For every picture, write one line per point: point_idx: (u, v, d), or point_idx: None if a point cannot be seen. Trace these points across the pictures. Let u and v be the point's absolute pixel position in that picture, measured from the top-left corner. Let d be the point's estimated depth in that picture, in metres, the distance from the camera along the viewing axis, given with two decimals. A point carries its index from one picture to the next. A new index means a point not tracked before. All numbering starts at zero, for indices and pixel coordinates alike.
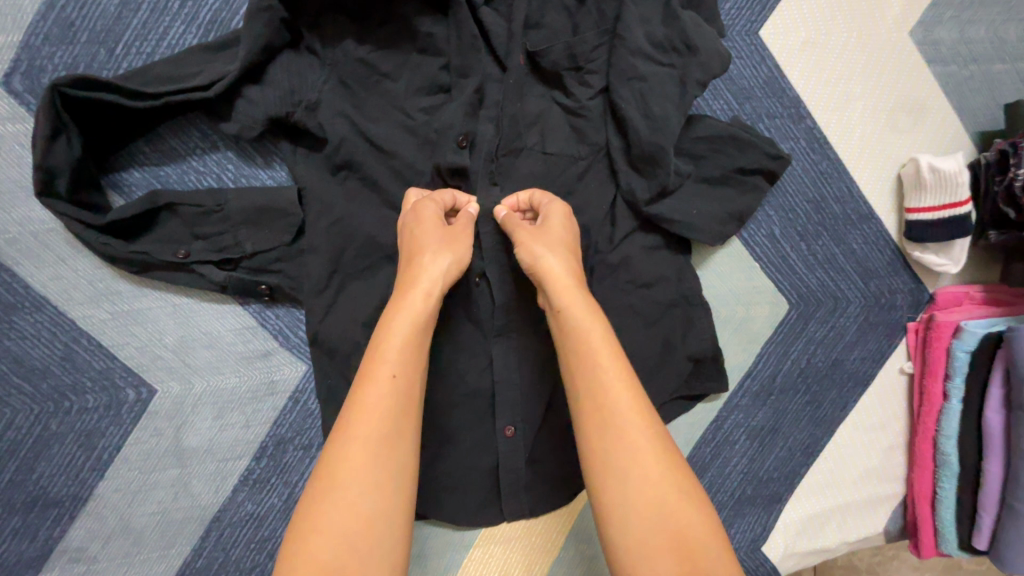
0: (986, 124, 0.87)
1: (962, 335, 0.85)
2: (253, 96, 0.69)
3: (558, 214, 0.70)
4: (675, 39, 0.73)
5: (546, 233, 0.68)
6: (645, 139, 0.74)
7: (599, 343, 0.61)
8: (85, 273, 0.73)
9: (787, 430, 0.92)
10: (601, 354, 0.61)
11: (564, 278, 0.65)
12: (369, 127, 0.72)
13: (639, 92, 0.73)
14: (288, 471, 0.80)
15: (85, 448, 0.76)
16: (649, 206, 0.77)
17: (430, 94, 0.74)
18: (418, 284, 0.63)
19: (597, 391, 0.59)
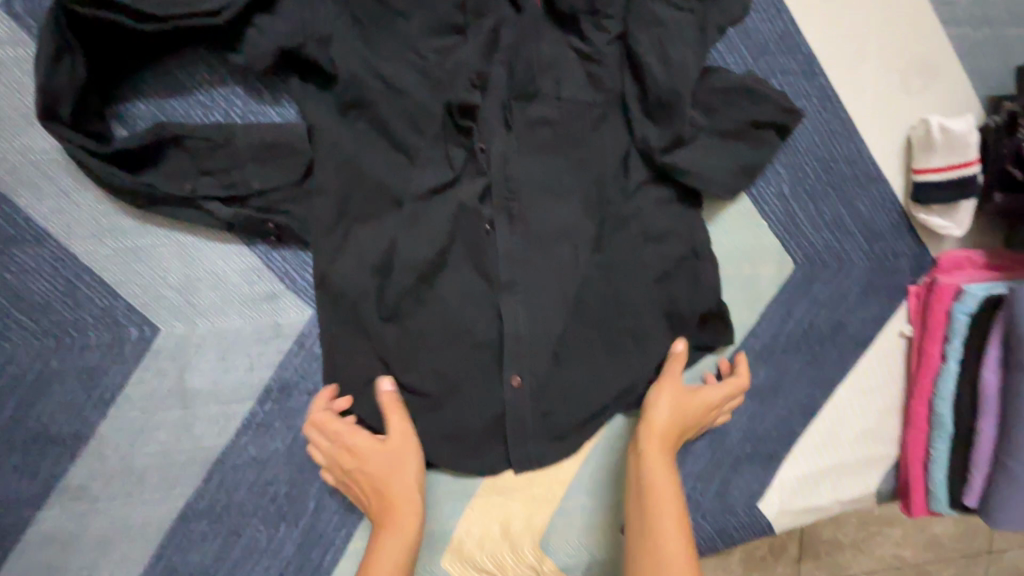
0: (997, 88, 0.87)
1: (962, 298, 0.86)
2: (264, 28, 0.68)
3: (716, 391, 0.85)
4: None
5: (700, 398, 0.83)
6: (663, 85, 0.74)
7: (660, 463, 0.77)
8: (88, 207, 0.71)
9: (788, 391, 0.93)
10: (660, 477, 0.76)
11: (665, 427, 0.79)
12: (382, 66, 0.71)
13: (656, 38, 0.73)
14: (293, 415, 0.80)
15: (87, 386, 0.75)
16: (664, 155, 0.77)
17: (443, 34, 0.72)
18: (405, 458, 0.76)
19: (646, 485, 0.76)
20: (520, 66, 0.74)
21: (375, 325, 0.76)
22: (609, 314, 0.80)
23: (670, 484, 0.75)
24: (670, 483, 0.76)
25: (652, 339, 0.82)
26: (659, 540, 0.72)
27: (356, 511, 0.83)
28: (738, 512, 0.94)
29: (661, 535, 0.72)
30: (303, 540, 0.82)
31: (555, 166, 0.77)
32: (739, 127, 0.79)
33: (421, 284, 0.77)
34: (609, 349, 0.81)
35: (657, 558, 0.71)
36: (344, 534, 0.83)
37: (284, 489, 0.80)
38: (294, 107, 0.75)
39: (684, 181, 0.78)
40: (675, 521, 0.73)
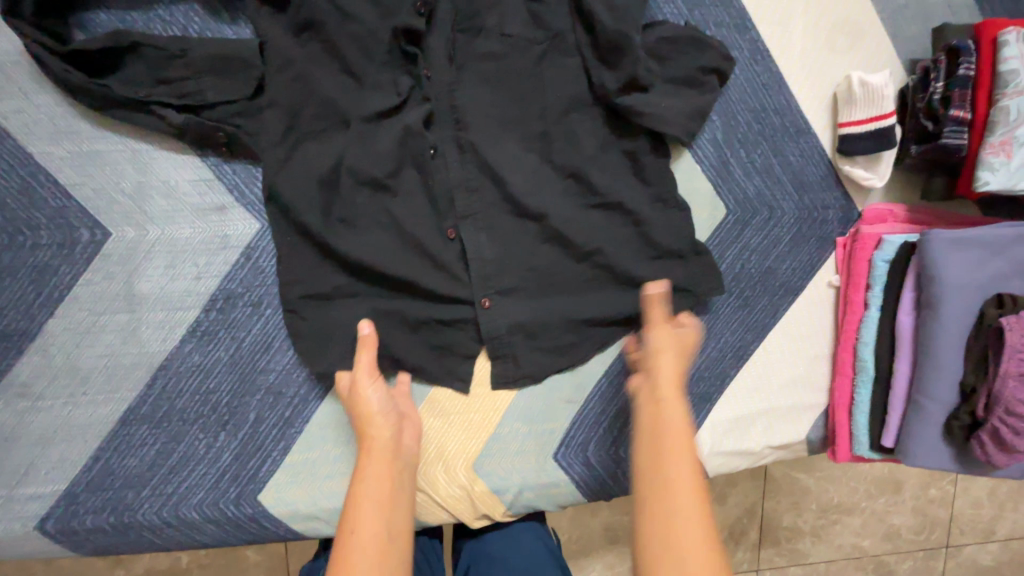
0: (918, 52, 0.93)
1: (882, 246, 0.91)
2: None
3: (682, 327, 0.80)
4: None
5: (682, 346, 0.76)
6: (609, 27, 0.77)
7: (678, 414, 0.69)
8: (46, 109, 0.75)
9: (720, 333, 0.97)
10: (680, 428, 0.68)
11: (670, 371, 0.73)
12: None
13: None
14: (236, 326, 0.83)
15: (37, 285, 0.78)
16: (619, 97, 0.79)
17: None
18: (370, 402, 0.76)
19: (662, 428, 0.68)
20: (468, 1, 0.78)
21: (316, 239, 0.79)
22: (544, 244, 0.84)
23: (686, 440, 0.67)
24: (686, 439, 0.67)
25: (584, 270, 0.85)
26: (675, 486, 0.63)
27: (295, 425, 0.85)
28: None
29: (674, 492, 0.63)
30: (240, 451, 0.84)
31: (497, 99, 0.80)
32: (676, 70, 0.83)
33: (365, 203, 0.80)
34: (543, 277, 0.84)
35: (664, 505, 0.62)
36: (281, 447, 0.85)
37: (226, 399, 0.83)
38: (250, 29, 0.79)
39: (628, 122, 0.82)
40: (693, 480, 0.64)
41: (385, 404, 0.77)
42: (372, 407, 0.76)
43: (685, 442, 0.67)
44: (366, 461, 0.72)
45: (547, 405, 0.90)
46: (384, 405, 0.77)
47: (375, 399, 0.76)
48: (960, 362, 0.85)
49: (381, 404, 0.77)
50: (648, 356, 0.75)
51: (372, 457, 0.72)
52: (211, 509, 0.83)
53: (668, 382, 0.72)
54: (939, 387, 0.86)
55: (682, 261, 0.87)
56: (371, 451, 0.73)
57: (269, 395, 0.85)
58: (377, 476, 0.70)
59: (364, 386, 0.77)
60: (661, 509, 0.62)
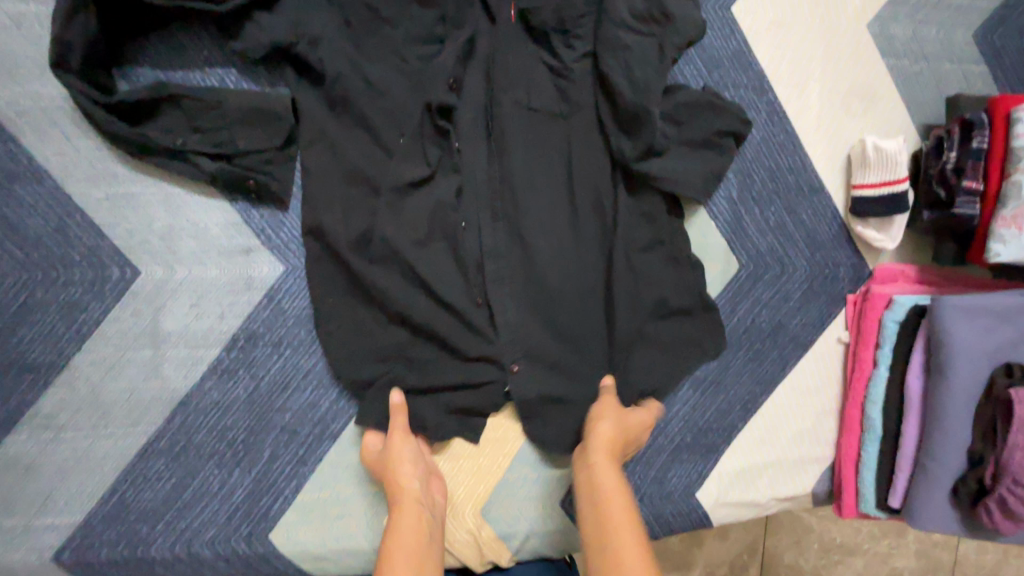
0: (931, 117, 0.94)
1: (893, 307, 0.92)
2: (260, 19, 0.75)
3: (639, 413, 0.87)
4: (654, 10, 0.79)
5: (625, 417, 0.84)
6: (630, 100, 0.79)
7: (616, 487, 0.74)
8: (84, 152, 0.78)
9: (729, 384, 0.98)
10: (618, 500, 0.72)
11: (610, 443, 0.79)
12: (367, 65, 0.79)
13: (623, 61, 0.79)
14: (256, 365, 0.85)
15: (67, 320, 0.80)
16: (637, 163, 0.83)
17: (426, 42, 0.81)
18: (409, 456, 0.80)
19: (601, 503, 0.73)
20: (496, 73, 0.82)
21: (340, 289, 0.83)
22: (558, 297, 0.86)
23: (626, 511, 0.71)
24: (626, 506, 0.72)
25: (597, 324, 0.88)
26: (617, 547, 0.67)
27: (308, 463, 0.87)
28: (675, 499, 0.98)
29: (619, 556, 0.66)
30: (253, 488, 0.85)
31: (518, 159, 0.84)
32: (693, 135, 0.86)
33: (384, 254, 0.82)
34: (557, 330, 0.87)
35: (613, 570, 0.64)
36: (294, 485, 0.86)
37: (242, 435, 0.85)
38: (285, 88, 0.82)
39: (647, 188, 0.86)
40: (637, 542, 0.67)
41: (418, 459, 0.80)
42: (410, 462, 0.79)
43: (626, 512, 0.71)
44: (398, 512, 0.74)
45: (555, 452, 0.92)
46: (419, 461, 0.81)
47: (410, 455, 0.80)
48: (969, 428, 0.86)
49: (417, 458, 0.80)
50: (586, 433, 0.83)
51: (406, 510, 0.74)
52: (223, 544, 0.84)
53: (604, 456, 0.78)
54: (947, 452, 0.86)
55: (692, 316, 0.92)
56: (403, 504, 0.75)
57: (284, 433, 0.86)
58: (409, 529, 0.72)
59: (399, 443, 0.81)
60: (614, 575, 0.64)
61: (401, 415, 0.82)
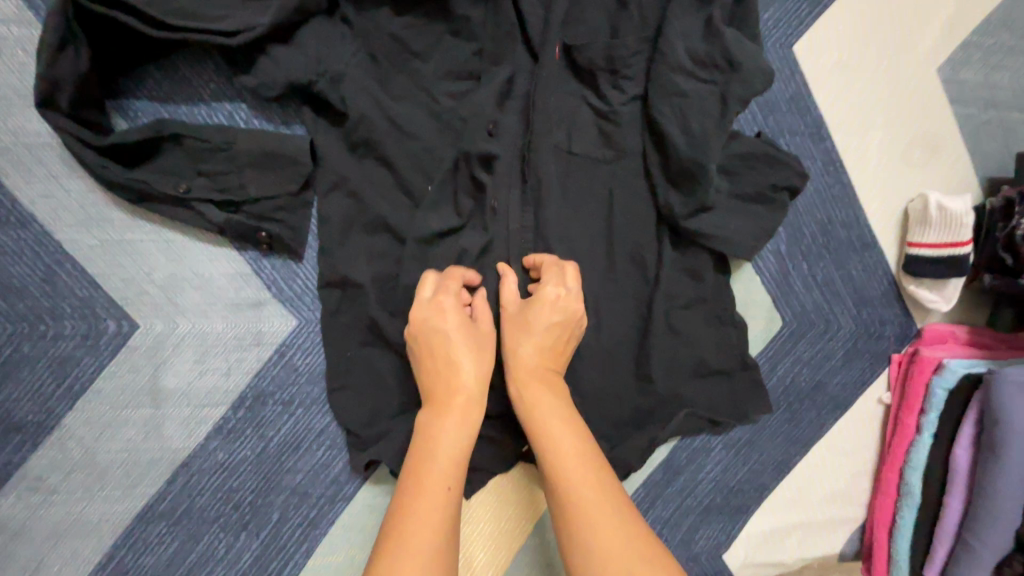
0: (996, 170, 0.88)
1: (943, 372, 0.87)
2: (277, 55, 0.67)
3: (545, 309, 0.67)
4: (716, 56, 0.71)
5: (529, 321, 0.68)
6: (684, 154, 0.71)
7: (550, 399, 0.65)
8: (77, 195, 0.72)
9: (763, 445, 0.93)
10: (548, 412, 0.64)
11: (533, 365, 0.67)
12: (392, 104, 0.70)
13: (678, 108, 0.71)
14: (265, 425, 0.78)
15: (57, 376, 0.73)
16: (687, 221, 0.75)
17: (458, 79, 0.73)
18: (457, 380, 0.64)
19: (535, 421, 0.64)
20: (536, 110, 0.72)
21: (354, 345, 0.74)
22: (595, 358, 0.79)
23: (563, 419, 0.64)
24: (561, 412, 0.64)
25: (637, 393, 0.80)
26: (574, 488, 0.59)
27: (319, 526, 0.79)
28: (702, 561, 0.92)
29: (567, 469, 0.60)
30: (262, 553, 0.78)
31: (555, 210, 0.74)
32: (745, 187, 0.78)
33: (396, 307, 0.73)
34: (593, 398, 0.79)
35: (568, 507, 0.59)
36: (305, 549, 0.79)
37: (248, 499, 0.77)
38: (301, 127, 0.75)
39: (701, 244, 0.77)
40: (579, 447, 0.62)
41: (457, 457, 0.61)
42: (437, 464, 0.59)
43: (561, 416, 0.64)
44: (417, 519, 0.56)
45: None
46: (473, 387, 0.64)
47: (445, 457, 0.60)
48: (1017, 511, 0.80)
49: (451, 459, 0.60)
50: (507, 356, 0.69)
51: (428, 505, 0.57)
52: None
53: (531, 375, 0.67)
54: (993, 534, 0.80)
55: (730, 377, 0.83)
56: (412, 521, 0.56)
57: (295, 495, 0.78)
58: (422, 559, 0.53)
59: (441, 322, 0.66)
60: (568, 509, 0.59)
61: (438, 335, 0.65)
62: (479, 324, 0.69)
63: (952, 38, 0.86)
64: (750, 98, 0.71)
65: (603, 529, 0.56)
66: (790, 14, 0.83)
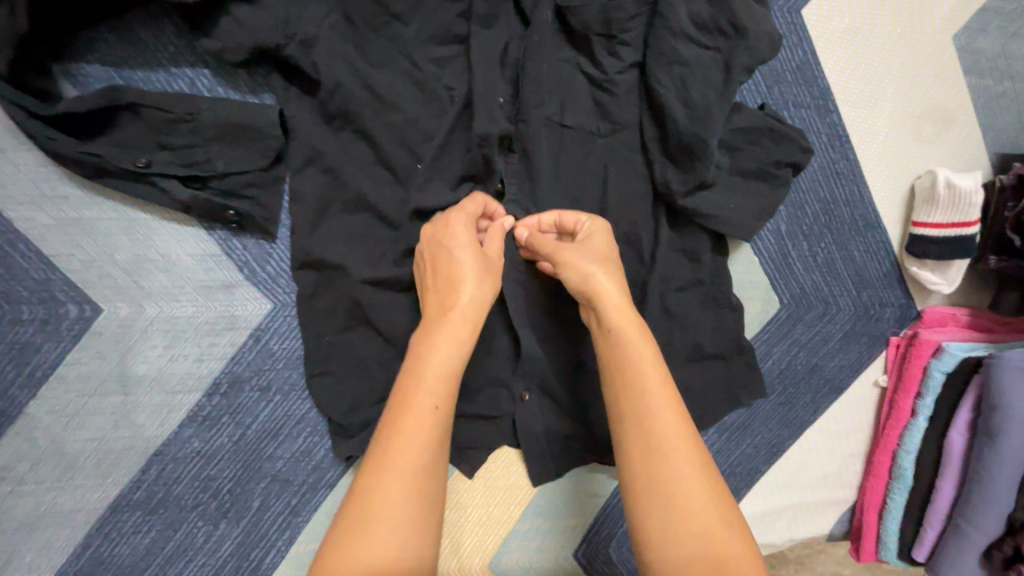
0: (1008, 146, 0.84)
1: (942, 355, 0.85)
2: (241, 16, 0.61)
3: (599, 236, 0.65)
4: (722, 20, 0.65)
5: (586, 245, 0.63)
6: (684, 128, 0.67)
7: (633, 334, 0.58)
8: (28, 170, 0.66)
9: (757, 428, 0.91)
10: (620, 307, 0.59)
11: (615, 297, 0.60)
12: (369, 71, 0.65)
13: (679, 78, 0.66)
14: (242, 412, 0.74)
15: (17, 363, 0.69)
16: (685, 199, 0.71)
17: (442, 44, 0.67)
18: (455, 312, 0.58)
19: (624, 362, 0.57)
20: (526, 79, 0.67)
21: (333, 329, 0.70)
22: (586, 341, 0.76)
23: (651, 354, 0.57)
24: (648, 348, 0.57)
25: None
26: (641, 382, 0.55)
27: (302, 514, 0.76)
28: None
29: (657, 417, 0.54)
30: (242, 541, 0.75)
31: (547, 187, 0.70)
32: (746, 164, 0.74)
33: (378, 288, 0.69)
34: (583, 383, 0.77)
35: (650, 455, 0.52)
36: (287, 536, 0.76)
37: (227, 487, 0.74)
38: (271, 97, 0.69)
39: (700, 224, 0.73)
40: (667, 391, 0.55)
41: (450, 376, 0.55)
42: (430, 383, 0.53)
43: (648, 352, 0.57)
44: (411, 428, 0.51)
45: (575, 503, 0.85)
46: (470, 310, 0.58)
47: (438, 376, 0.54)
48: (1011, 497, 0.79)
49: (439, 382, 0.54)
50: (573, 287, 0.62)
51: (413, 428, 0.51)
52: None
53: (615, 295, 0.60)
54: (986, 519, 0.80)
55: (724, 361, 0.80)
56: (403, 436, 0.50)
57: (275, 482, 0.75)
58: (409, 478, 0.48)
59: (454, 245, 0.62)
60: (655, 460, 0.52)
61: (441, 250, 0.62)
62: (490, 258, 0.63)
63: (970, 4, 0.81)
64: (755, 68, 0.66)
65: (689, 487, 0.51)
66: None
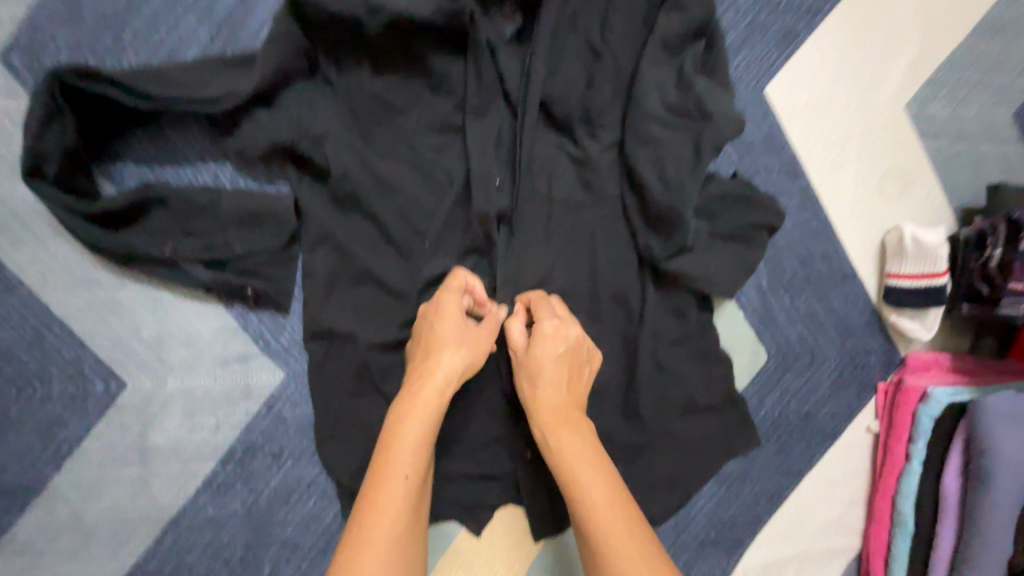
0: (969, 200, 0.90)
1: (928, 401, 0.88)
2: (261, 120, 0.69)
3: (545, 344, 0.68)
4: (689, 104, 0.73)
5: (534, 363, 0.68)
6: (661, 200, 0.73)
7: (562, 427, 0.65)
8: (64, 258, 0.72)
9: (755, 476, 0.92)
10: (547, 400, 0.67)
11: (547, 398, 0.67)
12: (374, 160, 0.72)
13: (654, 156, 0.73)
14: (254, 478, 0.77)
15: (45, 438, 0.73)
16: (667, 262, 0.76)
17: (439, 132, 0.74)
18: (432, 378, 0.64)
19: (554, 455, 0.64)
20: (515, 161, 0.75)
21: (342, 395, 0.74)
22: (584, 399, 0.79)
23: (577, 440, 0.64)
24: (581, 445, 0.63)
25: (627, 431, 0.80)
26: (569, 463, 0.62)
27: None
28: None
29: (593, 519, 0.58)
30: None
31: (538, 255, 0.76)
32: (723, 227, 0.80)
33: (384, 355, 0.74)
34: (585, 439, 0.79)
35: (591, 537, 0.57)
36: None
37: (239, 553, 0.76)
38: (288, 186, 0.75)
39: (685, 284, 0.78)
40: (605, 492, 0.59)
41: (426, 443, 0.61)
42: (403, 456, 0.60)
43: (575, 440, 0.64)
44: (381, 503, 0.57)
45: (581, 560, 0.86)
46: (450, 374, 0.64)
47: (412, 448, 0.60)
48: (1010, 539, 0.80)
49: (412, 453, 0.60)
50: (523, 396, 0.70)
51: (384, 502, 0.57)
52: None
53: (542, 396, 0.67)
54: (988, 563, 0.80)
55: (718, 412, 0.83)
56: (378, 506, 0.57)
57: (286, 547, 0.77)
58: (381, 549, 0.54)
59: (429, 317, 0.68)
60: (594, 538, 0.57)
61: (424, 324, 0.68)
62: (470, 330, 0.68)
63: (921, 73, 0.88)
64: (722, 145, 0.73)
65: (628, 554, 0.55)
66: (762, 55, 0.84)
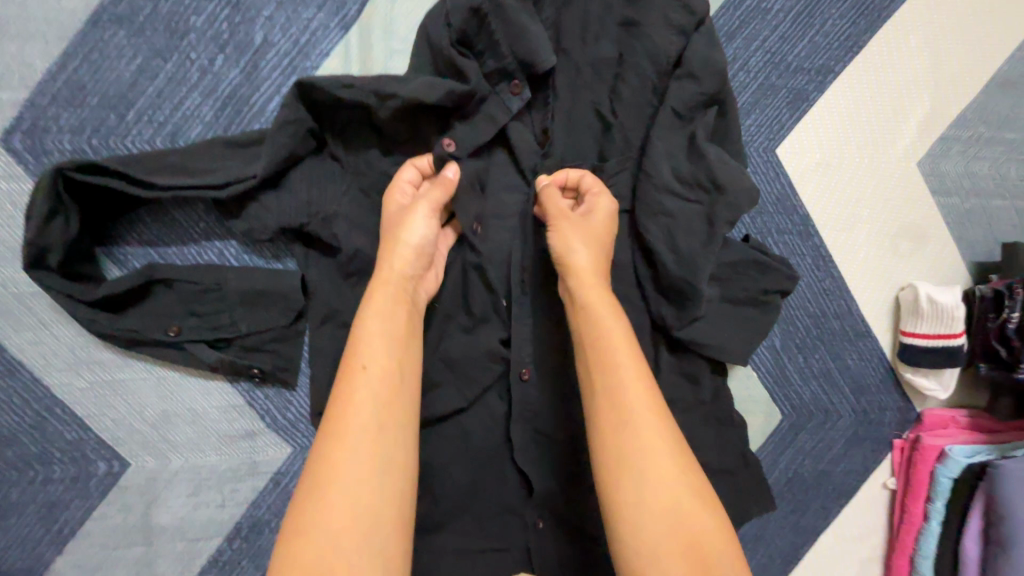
0: (982, 256, 0.89)
1: (945, 462, 0.86)
2: (268, 203, 0.69)
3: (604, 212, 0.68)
4: (701, 176, 0.71)
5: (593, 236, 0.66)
6: (674, 273, 0.72)
7: (633, 371, 0.57)
8: (65, 338, 0.71)
9: (770, 537, 0.91)
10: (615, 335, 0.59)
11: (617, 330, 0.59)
12: None
13: (666, 228, 0.72)
14: (261, 554, 0.75)
15: (46, 521, 0.72)
16: (680, 331, 0.75)
17: None
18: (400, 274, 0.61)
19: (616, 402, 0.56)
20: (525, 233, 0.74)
21: None
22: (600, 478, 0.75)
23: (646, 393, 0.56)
24: (649, 395, 0.56)
25: None
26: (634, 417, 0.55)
27: None
28: None
29: (647, 471, 0.53)
30: None
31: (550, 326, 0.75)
32: (736, 293, 0.79)
33: None
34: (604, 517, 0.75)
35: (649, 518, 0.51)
36: None
37: None
38: (293, 261, 0.75)
39: (700, 352, 0.77)
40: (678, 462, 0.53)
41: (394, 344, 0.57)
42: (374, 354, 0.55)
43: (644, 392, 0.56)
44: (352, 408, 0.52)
45: None
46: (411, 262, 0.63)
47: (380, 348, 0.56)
48: None
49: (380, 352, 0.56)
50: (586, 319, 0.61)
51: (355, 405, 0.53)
52: None
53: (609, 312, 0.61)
54: None
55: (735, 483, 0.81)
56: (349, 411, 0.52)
57: None
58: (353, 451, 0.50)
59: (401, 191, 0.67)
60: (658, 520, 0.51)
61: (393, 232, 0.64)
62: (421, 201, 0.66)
63: (931, 131, 0.87)
64: (736, 218, 0.71)
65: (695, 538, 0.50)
66: (772, 118, 0.84)
